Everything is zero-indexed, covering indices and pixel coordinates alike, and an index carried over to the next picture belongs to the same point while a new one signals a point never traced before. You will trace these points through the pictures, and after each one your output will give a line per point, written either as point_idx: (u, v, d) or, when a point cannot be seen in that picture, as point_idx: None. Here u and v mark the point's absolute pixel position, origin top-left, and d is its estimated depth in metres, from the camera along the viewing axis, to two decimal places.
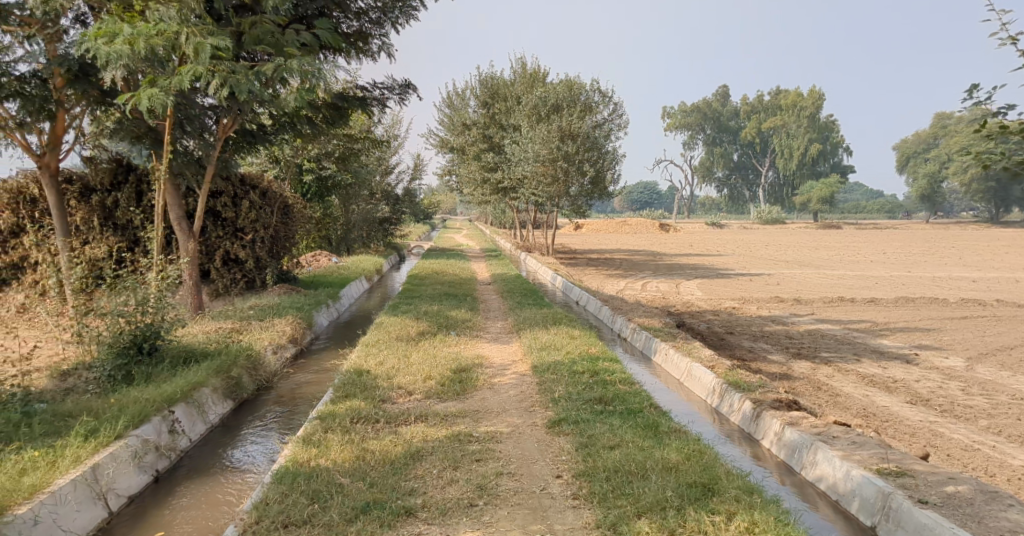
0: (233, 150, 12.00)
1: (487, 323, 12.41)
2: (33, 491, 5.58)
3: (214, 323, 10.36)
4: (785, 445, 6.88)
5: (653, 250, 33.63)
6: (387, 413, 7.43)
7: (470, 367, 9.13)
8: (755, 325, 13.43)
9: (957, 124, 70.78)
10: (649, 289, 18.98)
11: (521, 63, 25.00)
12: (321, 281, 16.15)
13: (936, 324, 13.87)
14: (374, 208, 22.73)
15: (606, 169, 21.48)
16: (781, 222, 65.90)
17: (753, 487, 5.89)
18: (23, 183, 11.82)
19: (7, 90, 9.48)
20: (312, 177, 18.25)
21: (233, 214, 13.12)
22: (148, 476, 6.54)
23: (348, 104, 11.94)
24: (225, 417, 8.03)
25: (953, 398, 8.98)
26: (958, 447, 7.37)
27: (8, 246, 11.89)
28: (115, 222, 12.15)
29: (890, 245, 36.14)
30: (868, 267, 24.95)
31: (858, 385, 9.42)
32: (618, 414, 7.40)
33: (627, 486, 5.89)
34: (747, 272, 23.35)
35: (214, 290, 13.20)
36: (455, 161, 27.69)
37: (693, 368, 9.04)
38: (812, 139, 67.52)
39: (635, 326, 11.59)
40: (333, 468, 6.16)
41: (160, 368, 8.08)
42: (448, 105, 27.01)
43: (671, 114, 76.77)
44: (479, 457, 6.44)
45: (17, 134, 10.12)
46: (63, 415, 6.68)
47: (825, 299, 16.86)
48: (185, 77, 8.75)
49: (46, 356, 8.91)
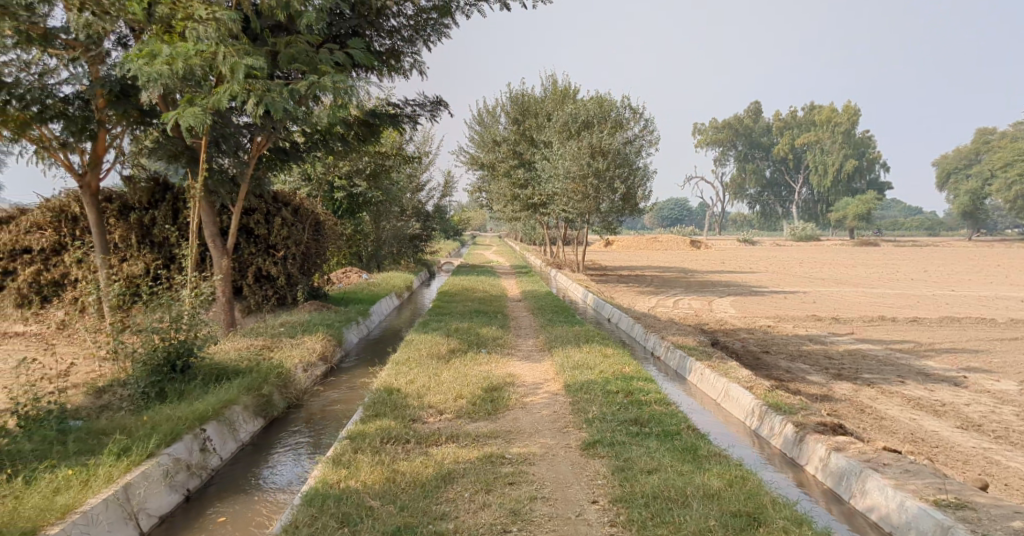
0: (266, 168, 12.08)
1: (519, 340, 12.25)
2: (65, 512, 5.53)
3: (245, 340, 10.36)
4: (832, 473, 6.60)
5: (684, 267, 33.22)
6: (418, 433, 7.31)
7: (502, 386, 8.97)
8: (793, 345, 13.06)
9: (998, 139, 69.09)
10: (681, 306, 18.63)
11: (551, 81, 25.00)
12: (351, 297, 16.16)
13: (984, 345, 13.37)
14: (405, 226, 22.78)
15: (637, 185, 21.24)
16: (816, 239, 64.66)
17: (802, 518, 5.60)
18: (65, 202, 12.02)
19: (51, 112, 9.72)
20: (343, 195, 18.24)
21: (266, 231, 13.19)
22: (178, 495, 6.47)
23: (379, 121, 11.92)
24: (255, 436, 7.96)
25: (1007, 424, 8.58)
26: (1016, 477, 7.02)
27: (50, 264, 12.10)
28: (152, 239, 12.29)
29: (931, 263, 35.16)
30: (910, 285, 24.27)
31: (904, 408, 9.06)
32: (655, 436, 7.16)
33: (667, 513, 5.66)
34: (782, 290, 22.90)
35: (247, 307, 13.26)
36: (485, 178, 27.70)
37: (731, 389, 8.76)
38: (847, 155, 66.52)
39: (669, 345, 11.32)
40: (364, 490, 6.03)
41: (192, 386, 8.07)
42: (479, 122, 27.09)
43: (702, 131, 76.17)
44: (512, 480, 6.26)
45: (59, 154, 10.27)
46: (98, 433, 6.66)
47: (865, 318, 16.39)
48: (222, 96, 8.85)
49: (83, 372, 8.97)
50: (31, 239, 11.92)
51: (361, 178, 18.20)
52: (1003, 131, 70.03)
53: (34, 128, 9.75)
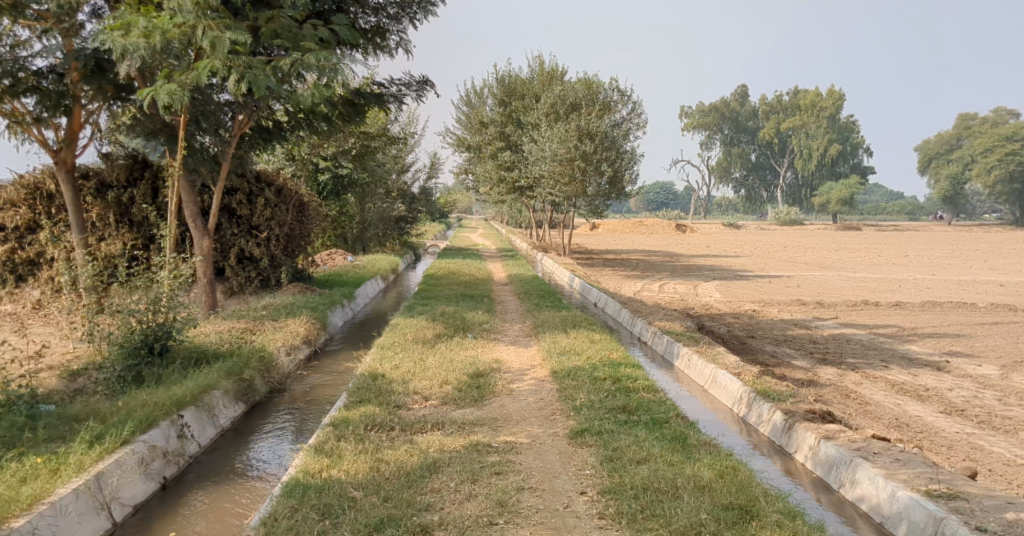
0: (249, 147, 11.78)
1: (505, 325, 12.11)
2: (32, 502, 5.32)
3: (226, 323, 10.14)
4: (821, 461, 6.54)
5: (669, 250, 33.25)
6: (402, 420, 7.16)
7: (487, 372, 8.82)
8: (778, 329, 13.02)
9: (979, 124, 69.47)
10: (667, 290, 18.60)
11: (539, 62, 24.72)
12: (336, 280, 15.90)
13: (966, 330, 13.39)
14: (390, 207, 22.47)
15: (624, 169, 21.05)
16: (799, 223, 64.92)
17: (795, 511, 5.53)
18: (40, 179, 11.67)
19: (24, 85, 9.38)
20: (328, 176, 18.02)
21: (248, 212, 12.94)
22: (155, 483, 6.29)
23: (364, 100, 11.65)
24: (236, 420, 7.79)
25: (990, 409, 8.57)
26: (1000, 463, 7.00)
27: (25, 242, 11.76)
28: (131, 218, 11.98)
29: (913, 247, 35.34)
30: (892, 269, 24.36)
31: (889, 393, 9.02)
32: (643, 424, 7.07)
33: (658, 506, 5.56)
34: (766, 274, 22.89)
35: (229, 289, 12.99)
36: (471, 161, 27.40)
37: (718, 375, 8.67)
38: (832, 140, 66.66)
39: (656, 329, 11.26)
40: (346, 480, 5.88)
41: (171, 370, 7.84)
42: (465, 103, 26.79)
43: (688, 114, 76.03)
44: (498, 470, 6.14)
45: (33, 129, 9.95)
46: (69, 419, 6.45)
47: (849, 303, 16.40)
48: (202, 72, 8.58)
49: (59, 353, 8.76)
50: (5, 217, 11.61)
51: (346, 159, 17.93)
52: (986, 117, 70.54)
53: (6, 102, 9.44)
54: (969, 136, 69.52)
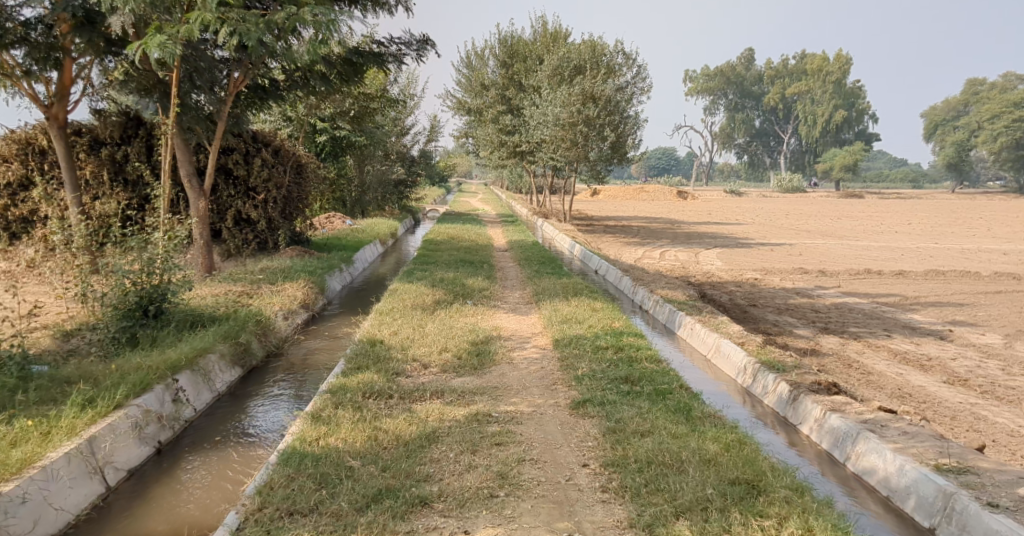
0: (245, 106, 11.51)
1: (505, 291, 11.97)
2: (23, 466, 5.19)
3: (223, 285, 10.00)
4: (827, 433, 6.42)
5: (672, 217, 32.95)
6: (401, 388, 7.04)
7: (488, 340, 8.69)
8: (780, 298, 12.88)
9: (986, 90, 68.52)
10: (668, 257, 18.44)
11: (542, 22, 24.15)
12: (334, 244, 15.68)
13: (969, 299, 13.24)
14: (389, 171, 22.13)
15: (627, 134, 20.68)
16: (802, 190, 64.43)
17: (803, 487, 5.42)
18: (33, 134, 11.38)
19: (11, 36, 9.05)
20: (325, 137, 17.74)
21: (245, 173, 12.65)
22: (149, 448, 6.19)
23: (362, 60, 11.23)
24: (233, 385, 7.68)
25: (994, 379, 8.46)
26: (1005, 434, 6.89)
27: (18, 199, 11.53)
28: (126, 177, 11.73)
29: (917, 215, 35.01)
30: (894, 238, 24.14)
31: (892, 363, 8.92)
32: (647, 396, 6.93)
33: (662, 480, 5.44)
34: (768, 242, 22.66)
35: (226, 251, 12.79)
36: (472, 124, 26.95)
37: (722, 345, 8.52)
38: (836, 105, 65.79)
39: (658, 298, 11.08)
40: (343, 449, 5.77)
41: (166, 332, 7.70)
42: (466, 65, 26.26)
43: (693, 78, 74.98)
44: (499, 440, 6.02)
45: (23, 83, 9.66)
46: (61, 381, 6.31)
47: (851, 271, 16.23)
48: (193, 25, 8.29)
49: (53, 313, 8.60)
50: None
51: (345, 120, 17.63)
52: (993, 83, 69.62)
53: None
54: (975, 103, 68.62)
